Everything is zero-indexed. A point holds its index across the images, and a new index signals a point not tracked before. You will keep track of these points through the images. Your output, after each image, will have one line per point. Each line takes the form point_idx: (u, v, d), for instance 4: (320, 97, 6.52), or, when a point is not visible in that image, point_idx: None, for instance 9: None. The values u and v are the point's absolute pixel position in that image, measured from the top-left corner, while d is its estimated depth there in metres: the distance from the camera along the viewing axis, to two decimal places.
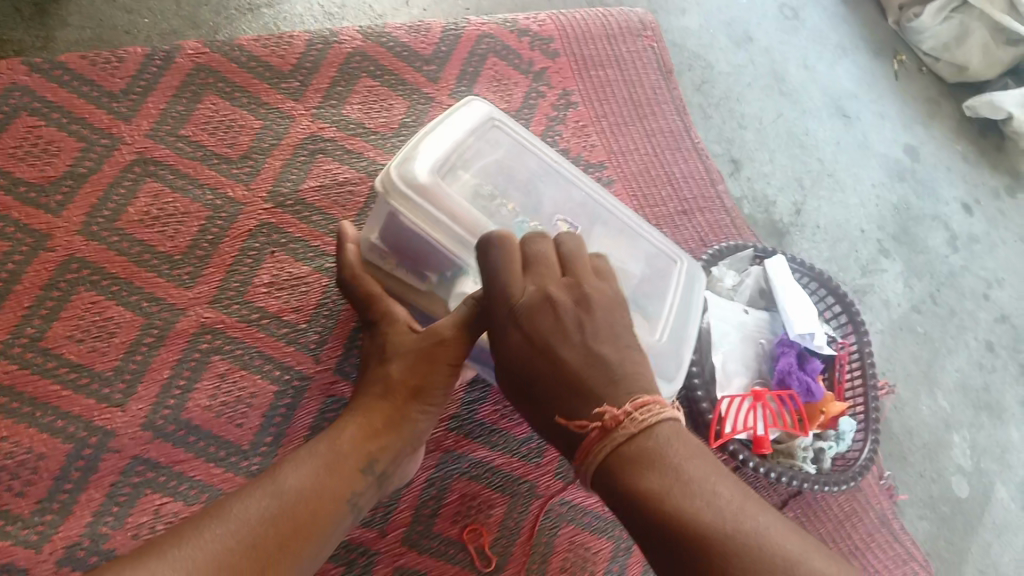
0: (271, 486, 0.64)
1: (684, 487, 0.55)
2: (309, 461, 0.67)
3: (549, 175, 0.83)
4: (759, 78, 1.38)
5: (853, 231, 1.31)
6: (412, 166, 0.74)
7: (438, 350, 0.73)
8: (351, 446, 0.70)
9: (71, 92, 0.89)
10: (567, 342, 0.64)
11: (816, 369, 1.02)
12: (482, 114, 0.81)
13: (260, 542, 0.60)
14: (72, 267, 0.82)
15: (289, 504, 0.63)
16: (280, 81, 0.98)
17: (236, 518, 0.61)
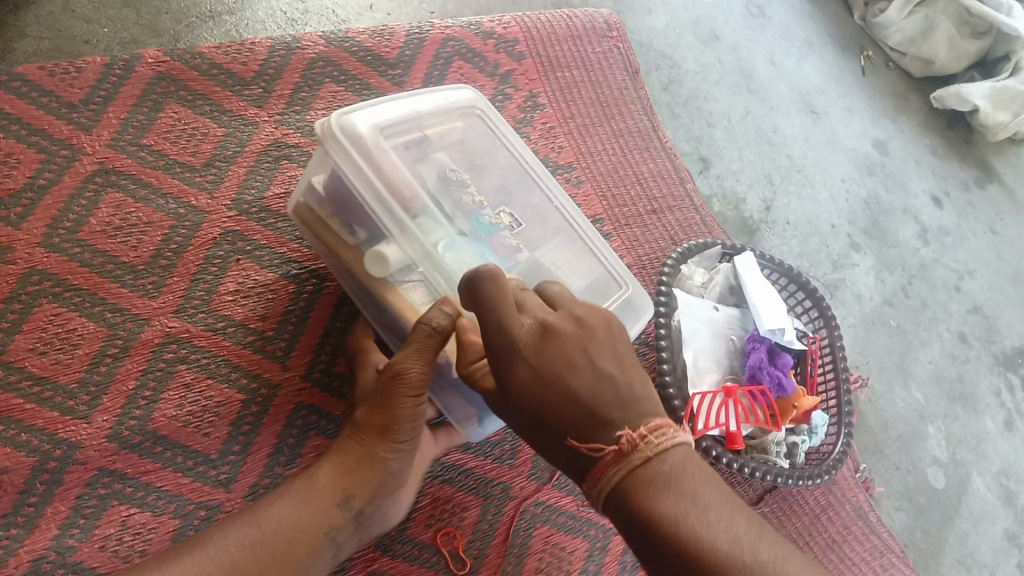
0: (246, 519, 0.66)
1: (706, 516, 0.54)
2: (285, 497, 0.68)
3: (518, 174, 0.85)
4: (726, 76, 1.39)
5: (823, 226, 1.32)
6: (360, 115, 0.74)
7: (397, 387, 0.68)
8: (326, 481, 0.69)
9: (30, 103, 0.88)
10: (566, 371, 0.59)
11: (787, 364, 1.02)
12: (467, 100, 0.84)
13: (230, 574, 0.62)
14: (33, 279, 0.81)
15: (261, 538, 0.64)
16: (243, 88, 0.98)
17: (210, 550, 0.62)
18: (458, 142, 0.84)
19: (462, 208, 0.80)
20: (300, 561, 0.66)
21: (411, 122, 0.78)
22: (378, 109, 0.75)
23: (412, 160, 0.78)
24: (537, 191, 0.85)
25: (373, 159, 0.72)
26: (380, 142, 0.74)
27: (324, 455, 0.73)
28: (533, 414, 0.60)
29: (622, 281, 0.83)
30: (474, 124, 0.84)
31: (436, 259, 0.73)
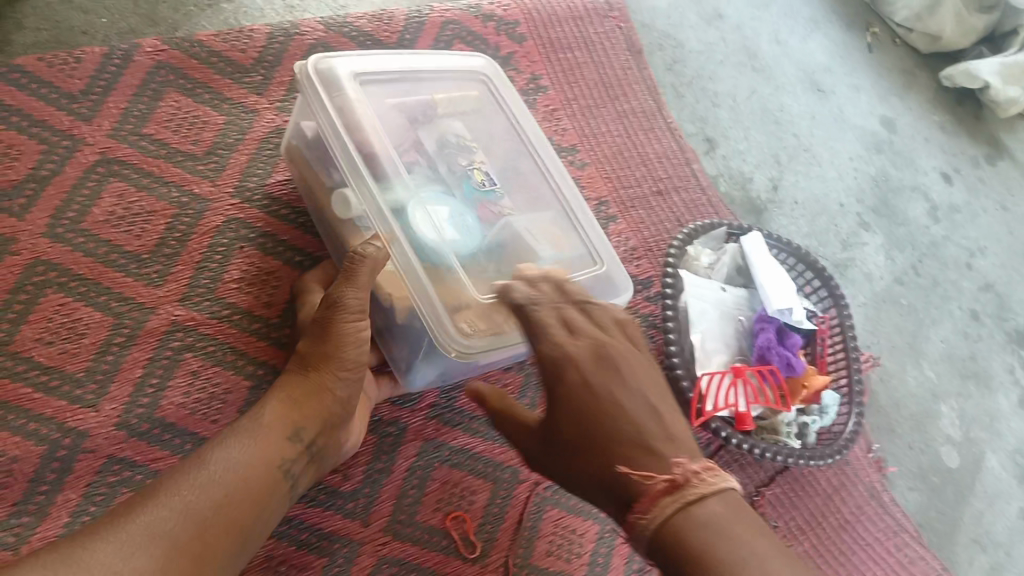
0: (206, 465, 0.61)
1: (765, 563, 0.52)
2: (241, 437, 0.64)
3: (520, 151, 0.86)
4: (731, 56, 1.38)
5: (832, 205, 1.31)
6: (339, 63, 0.78)
7: (332, 314, 0.70)
8: (278, 414, 0.67)
9: (29, 94, 0.87)
10: (598, 391, 0.62)
11: (796, 344, 1.01)
12: (476, 71, 0.87)
13: (197, 518, 0.57)
14: (37, 270, 0.81)
15: (225, 481, 0.60)
16: (243, 76, 0.98)
17: (168, 494, 0.58)
18: (469, 114, 0.87)
19: (449, 169, 0.82)
20: (263, 498, 0.63)
21: (404, 78, 0.83)
22: (362, 60, 0.80)
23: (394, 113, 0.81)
24: (529, 163, 0.86)
25: (344, 95, 0.77)
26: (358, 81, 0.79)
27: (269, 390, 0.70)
28: (576, 430, 0.62)
29: (599, 259, 0.81)
30: (476, 101, 0.87)
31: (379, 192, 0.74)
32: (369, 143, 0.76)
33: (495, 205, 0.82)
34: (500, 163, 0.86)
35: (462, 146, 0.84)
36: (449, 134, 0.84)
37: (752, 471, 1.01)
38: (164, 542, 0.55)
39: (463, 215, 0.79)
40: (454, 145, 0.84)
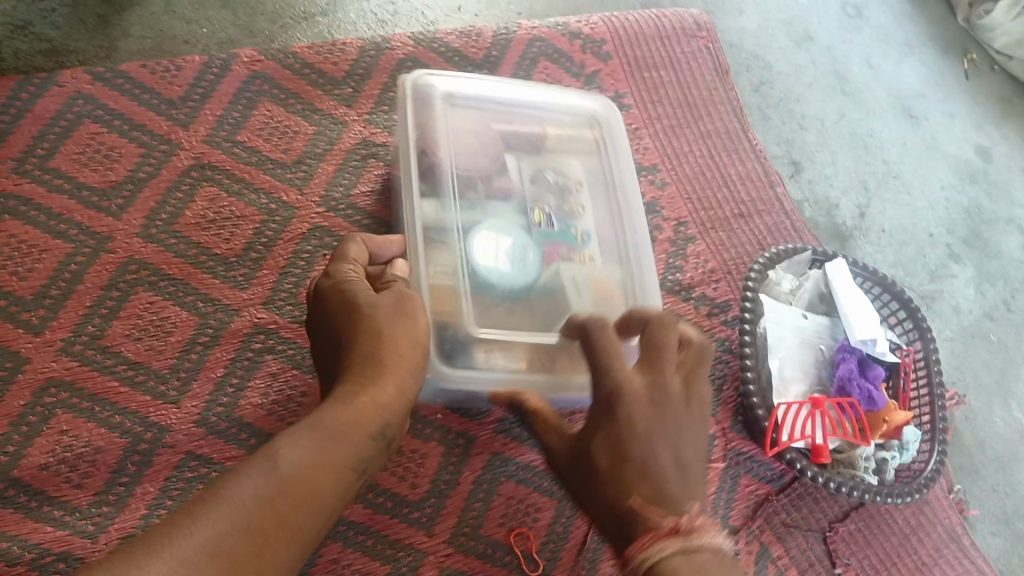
0: (267, 464, 0.51)
1: None
2: (306, 433, 0.55)
3: (611, 215, 0.90)
4: (820, 79, 1.35)
5: (920, 234, 1.27)
6: (437, 79, 0.88)
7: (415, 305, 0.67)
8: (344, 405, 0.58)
9: (132, 99, 0.91)
10: (643, 434, 0.59)
11: (878, 377, 0.99)
12: (604, 124, 0.93)
13: (260, 527, 0.47)
14: (131, 268, 0.84)
15: (292, 482, 0.51)
16: (334, 88, 1.00)
17: (236, 497, 0.48)
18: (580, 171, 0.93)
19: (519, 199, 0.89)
20: (332, 502, 0.54)
21: (524, 107, 0.92)
22: (463, 81, 0.89)
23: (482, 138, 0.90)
24: (607, 209, 0.90)
25: (459, 91, 0.89)
26: (481, 86, 0.90)
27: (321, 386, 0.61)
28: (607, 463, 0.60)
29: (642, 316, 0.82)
30: (592, 164, 0.93)
31: (427, 179, 0.83)
32: (445, 133, 0.86)
33: (558, 251, 0.87)
34: (588, 220, 0.90)
35: (556, 196, 0.91)
36: (549, 178, 0.91)
37: (825, 506, 0.98)
38: (225, 559, 0.45)
39: (518, 247, 0.84)
40: (547, 194, 0.91)
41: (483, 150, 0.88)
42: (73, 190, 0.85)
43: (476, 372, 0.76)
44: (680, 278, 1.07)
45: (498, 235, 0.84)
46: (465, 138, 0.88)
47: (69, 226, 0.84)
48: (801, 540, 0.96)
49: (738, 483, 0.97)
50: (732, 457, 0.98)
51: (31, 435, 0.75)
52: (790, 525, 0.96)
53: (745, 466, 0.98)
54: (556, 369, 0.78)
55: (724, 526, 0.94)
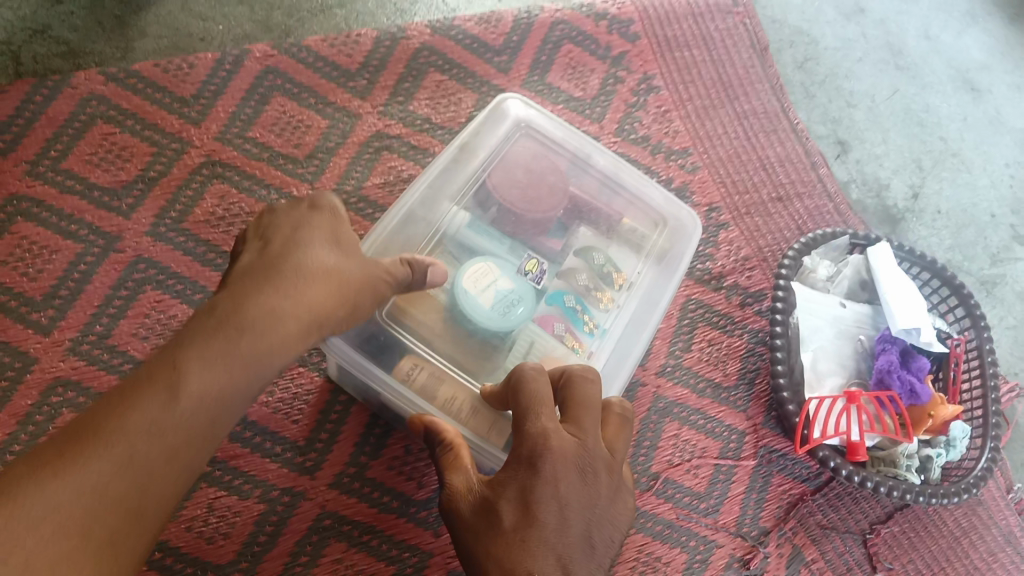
0: (155, 392, 0.48)
1: None
2: (200, 348, 0.51)
3: (635, 302, 0.85)
4: (871, 52, 1.27)
5: (981, 215, 1.18)
6: (523, 111, 0.88)
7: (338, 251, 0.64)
8: (249, 318, 0.54)
9: (144, 98, 0.92)
10: (560, 498, 0.56)
11: (922, 368, 0.92)
12: (683, 227, 0.89)
13: (141, 465, 0.47)
14: (139, 267, 0.84)
15: (180, 412, 0.49)
16: (348, 80, 0.99)
17: (120, 439, 0.46)
18: (634, 272, 0.87)
19: (539, 247, 0.87)
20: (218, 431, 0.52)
21: (608, 182, 0.91)
22: (545, 120, 0.89)
23: (533, 177, 0.88)
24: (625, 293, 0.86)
25: (549, 132, 0.89)
26: (572, 141, 0.89)
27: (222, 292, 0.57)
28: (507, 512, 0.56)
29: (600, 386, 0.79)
30: (656, 273, 0.87)
31: (462, 175, 0.84)
32: (506, 147, 0.88)
33: (551, 324, 0.83)
34: (598, 309, 0.85)
35: (593, 280, 0.86)
36: (597, 260, 0.87)
37: (866, 506, 0.93)
38: (94, 508, 0.45)
39: (514, 295, 0.82)
40: (584, 273, 0.87)
41: (529, 184, 0.88)
42: (85, 191, 0.86)
43: (389, 376, 0.75)
44: (711, 267, 1.02)
45: (495, 278, 0.82)
46: (516, 171, 0.88)
47: (80, 227, 0.85)
48: (838, 543, 0.91)
49: (771, 482, 0.92)
50: (764, 454, 0.93)
51: (37, 434, 0.76)
52: (825, 528, 0.91)
53: (779, 465, 0.93)
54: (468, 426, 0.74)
55: (753, 528, 0.90)
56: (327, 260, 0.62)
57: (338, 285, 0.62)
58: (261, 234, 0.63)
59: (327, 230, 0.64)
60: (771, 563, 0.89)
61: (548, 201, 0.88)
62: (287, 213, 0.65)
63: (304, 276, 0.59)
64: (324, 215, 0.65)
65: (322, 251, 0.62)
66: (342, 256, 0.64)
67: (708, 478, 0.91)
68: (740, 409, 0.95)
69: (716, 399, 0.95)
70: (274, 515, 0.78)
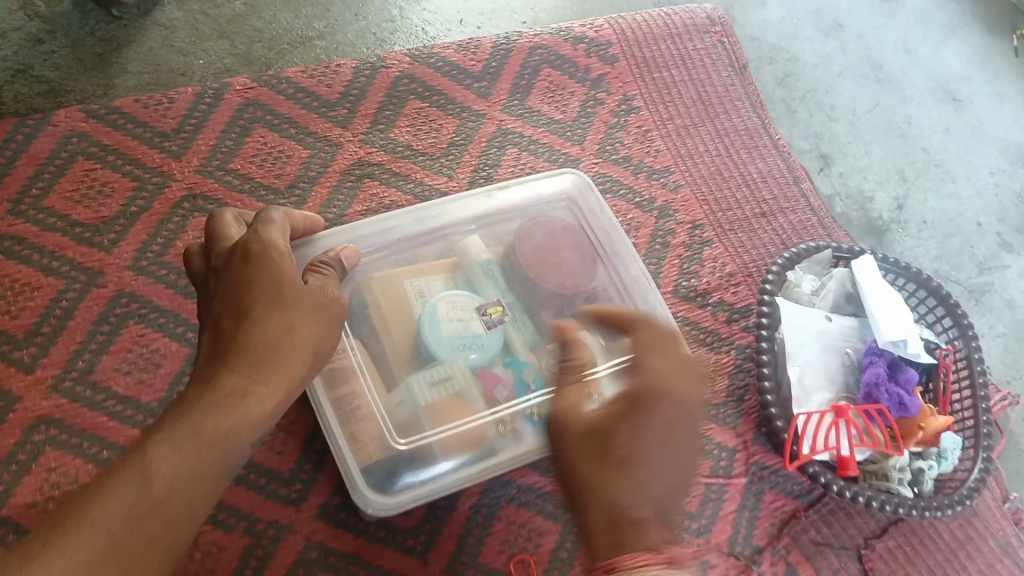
0: (126, 481, 0.53)
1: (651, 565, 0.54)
2: (170, 439, 0.56)
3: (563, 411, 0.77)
4: (851, 67, 1.28)
5: (967, 224, 1.18)
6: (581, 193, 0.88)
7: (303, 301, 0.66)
8: (212, 400, 0.59)
9: (125, 135, 0.93)
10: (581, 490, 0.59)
11: (911, 380, 0.92)
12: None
13: (124, 551, 0.51)
14: (122, 302, 0.85)
15: (155, 501, 0.53)
16: (328, 110, 0.99)
17: (95, 525, 0.50)
18: None
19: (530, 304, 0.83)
20: (199, 508, 0.56)
21: (625, 293, 0.83)
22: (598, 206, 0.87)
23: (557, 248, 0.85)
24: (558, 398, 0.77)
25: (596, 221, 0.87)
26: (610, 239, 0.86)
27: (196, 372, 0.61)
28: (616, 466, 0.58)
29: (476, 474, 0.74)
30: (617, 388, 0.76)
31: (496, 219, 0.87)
32: (551, 215, 0.87)
33: (492, 383, 0.77)
34: (530, 403, 0.76)
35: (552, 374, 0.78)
36: None
37: (860, 522, 0.92)
38: None
39: (474, 340, 0.78)
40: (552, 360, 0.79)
41: (550, 252, 0.84)
42: (66, 227, 0.87)
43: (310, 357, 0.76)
44: (696, 285, 1.02)
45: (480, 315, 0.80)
46: (546, 234, 0.85)
47: (62, 263, 0.85)
48: (833, 560, 0.91)
49: (763, 500, 0.92)
50: (755, 471, 0.93)
51: (19, 473, 0.75)
52: (820, 544, 0.91)
53: (771, 481, 0.93)
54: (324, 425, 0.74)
55: (747, 547, 0.89)
56: (296, 319, 0.64)
57: (294, 339, 0.64)
58: (214, 291, 0.66)
59: (278, 275, 0.65)
60: None
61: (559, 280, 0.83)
62: (241, 267, 0.65)
63: (255, 341, 0.62)
64: (271, 258, 0.66)
65: (288, 314, 0.64)
66: (305, 307, 0.65)
67: (700, 497, 0.90)
68: (729, 426, 0.94)
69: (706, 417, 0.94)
70: (259, 549, 0.78)
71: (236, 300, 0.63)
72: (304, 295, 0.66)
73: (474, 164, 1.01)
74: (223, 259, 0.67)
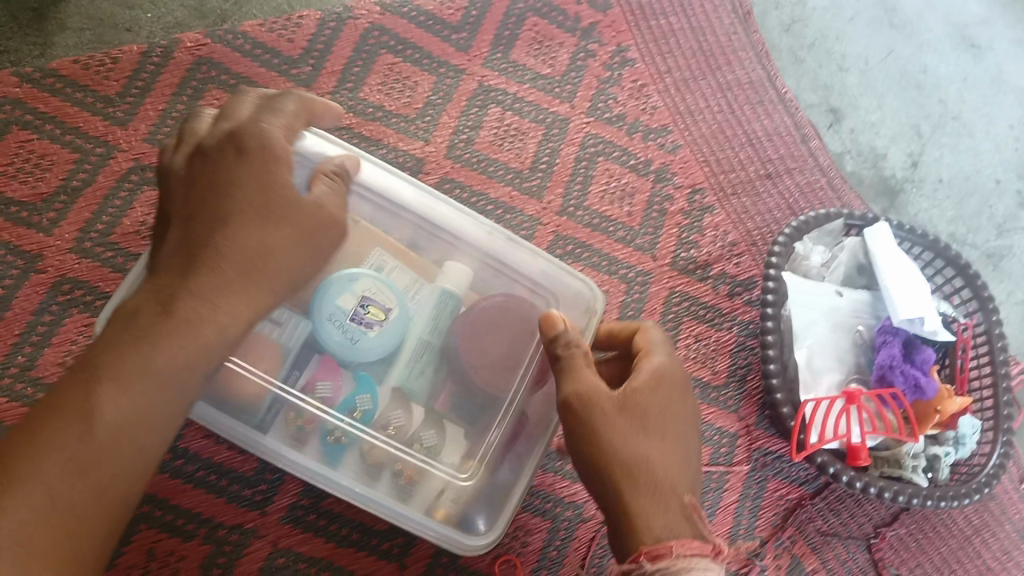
0: (67, 417, 0.47)
1: (651, 501, 0.54)
2: (125, 362, 0.48)
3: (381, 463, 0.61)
4: (864, 10, 1.18)
5: (985, 182, 1.10)
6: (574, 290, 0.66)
7: (287, 212, 0.55)
8: (173, 321, 0.50)
9: (64, 100, 0.84)
10: (628, 459, 0.55)
11: (928, 360, 0.84)
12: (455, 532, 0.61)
13: (63, 508, 0.46)
14: (63, 289, 0.77)
15: (100, 440, 0.47)
16: (290, 68, 0.91)
17: (30, 486, 0.45)
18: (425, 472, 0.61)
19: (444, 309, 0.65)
20: (153, 452, 0.50)
21: None
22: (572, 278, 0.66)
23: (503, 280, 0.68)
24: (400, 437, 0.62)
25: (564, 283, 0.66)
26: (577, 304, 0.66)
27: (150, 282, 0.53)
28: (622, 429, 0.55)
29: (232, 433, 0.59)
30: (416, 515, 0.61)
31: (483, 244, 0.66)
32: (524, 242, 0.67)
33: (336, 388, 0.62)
34: (357, 459, 0.61)
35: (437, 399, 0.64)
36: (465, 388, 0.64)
37: (869, 509, 0.87)
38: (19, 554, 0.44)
39: (362, 341, 0.62)
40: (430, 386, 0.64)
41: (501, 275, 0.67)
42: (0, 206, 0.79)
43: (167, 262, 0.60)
44: (695, 255, 0.94)
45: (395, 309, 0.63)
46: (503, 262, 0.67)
47: None
48: (840, 550, 0.85)
49: (767, 488, 0.85)
50: (758, 458, 0.86)
51: None
52: (826, 534, 0.85)
53: (774, 468, 0.86)
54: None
55: (748, 539, 0.83)
56: (272, 234, 0.54)
57: (270, 257, 0.54)
58: (195, 176, 0.55)
59: (273, 184, 0.55)
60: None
61: (510, 341, 0.65)
62: (222, 168, 0.54)
63: (231, 257, 0.53)
64: (272, 156, 0.55)
65: (264, 231, 0.54)
66: (288, 215, 0.55)
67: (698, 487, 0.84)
68: (731, 410, 0.87)
69: (705, 400, 0.87)
70: (220, 558, 0.72)
71: (216, 199, 0.54)
72: (300, 206, 0.56)
73: (453, 125, 0.93)
74: (215, 139, 0.56)
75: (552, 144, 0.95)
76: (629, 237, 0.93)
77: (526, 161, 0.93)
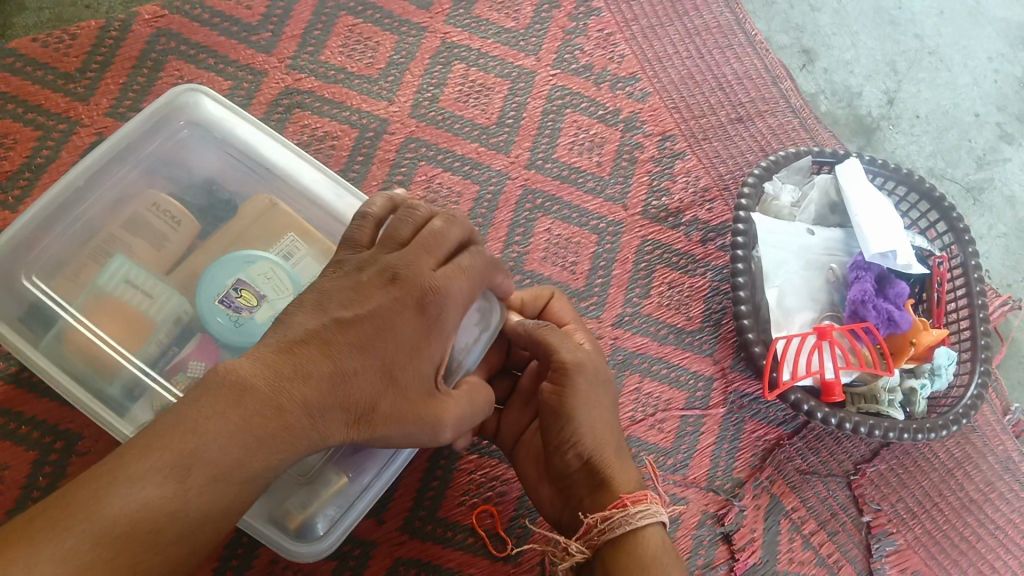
0: (167, 490, 0.38)
1: (616, 455, 0.60)
2: (213, 461, 0.39)
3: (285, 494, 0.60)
4: None
5: (963, 116, 1.09)
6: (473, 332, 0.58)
7: (409, 366, 0.49)
8: (270, 451, 0.41)
9: (24, 78, 0.84)
10: (608, 426, 0.60)
11: (902, 294, 0.83)
12: (313, 546, 0.59)
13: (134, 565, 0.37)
14: None
15: (183, 530, 0.39)
16: (249, 34, 0.90)
17: (113, 525, 0.37)
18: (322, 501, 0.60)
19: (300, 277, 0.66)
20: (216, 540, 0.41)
21: None
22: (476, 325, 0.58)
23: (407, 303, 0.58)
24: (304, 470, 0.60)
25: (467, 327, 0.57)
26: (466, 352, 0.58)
27: (267, 361, 0.43)
28: (596, 406, 0.60)
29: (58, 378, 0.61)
30: (262, 516, 0.59)
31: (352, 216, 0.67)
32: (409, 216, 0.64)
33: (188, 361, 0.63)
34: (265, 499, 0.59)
35: None
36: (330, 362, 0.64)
37: (848, 446, 0.87)
38: None
39: (215, 311, 0.63)
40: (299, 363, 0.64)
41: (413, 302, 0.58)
42: None
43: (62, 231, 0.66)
44: (667, 203, 0.93)
45: (265, 299, 0.64)
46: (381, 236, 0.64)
47: None
48: (820, 488, 0.85)
49: (743, 429, 0.86)
50: (734, 400, 0.86)
51: None
52: (805, 473, 0.85)
53: (751, 410, 0.86)
54: (21, 302, 0.63)
55: (726, 481, 0.83)
56: (393, 394, 0.48)
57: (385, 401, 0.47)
58: (364, 290, 0.48)
59: (417, 350, 0.49)
60: (747, 516, 0.82)
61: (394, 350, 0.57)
62: (430, 278, 0.49)
63: (345, 411, 0.45)
64: (435, 326, 0.49)
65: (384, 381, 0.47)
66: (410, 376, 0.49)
67: (675, 432, 0.84)
68: (706, 354, 0.88)
69: (679, 345, 0.88)
70: None
71: (365, 338, 0.46)
72: (422, 379, 0.50)
73: (417, 83, 0.92)
74: (423, 280, 0.48)
75: (518, 98, 0.94)
76: (600, 188, 0.92)
77: (492, 116, 0.93)
